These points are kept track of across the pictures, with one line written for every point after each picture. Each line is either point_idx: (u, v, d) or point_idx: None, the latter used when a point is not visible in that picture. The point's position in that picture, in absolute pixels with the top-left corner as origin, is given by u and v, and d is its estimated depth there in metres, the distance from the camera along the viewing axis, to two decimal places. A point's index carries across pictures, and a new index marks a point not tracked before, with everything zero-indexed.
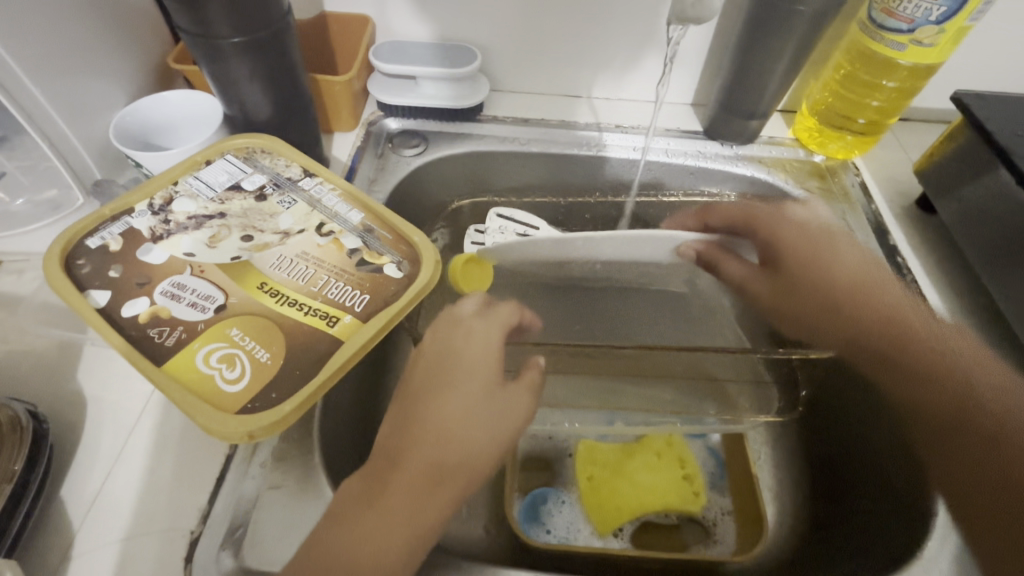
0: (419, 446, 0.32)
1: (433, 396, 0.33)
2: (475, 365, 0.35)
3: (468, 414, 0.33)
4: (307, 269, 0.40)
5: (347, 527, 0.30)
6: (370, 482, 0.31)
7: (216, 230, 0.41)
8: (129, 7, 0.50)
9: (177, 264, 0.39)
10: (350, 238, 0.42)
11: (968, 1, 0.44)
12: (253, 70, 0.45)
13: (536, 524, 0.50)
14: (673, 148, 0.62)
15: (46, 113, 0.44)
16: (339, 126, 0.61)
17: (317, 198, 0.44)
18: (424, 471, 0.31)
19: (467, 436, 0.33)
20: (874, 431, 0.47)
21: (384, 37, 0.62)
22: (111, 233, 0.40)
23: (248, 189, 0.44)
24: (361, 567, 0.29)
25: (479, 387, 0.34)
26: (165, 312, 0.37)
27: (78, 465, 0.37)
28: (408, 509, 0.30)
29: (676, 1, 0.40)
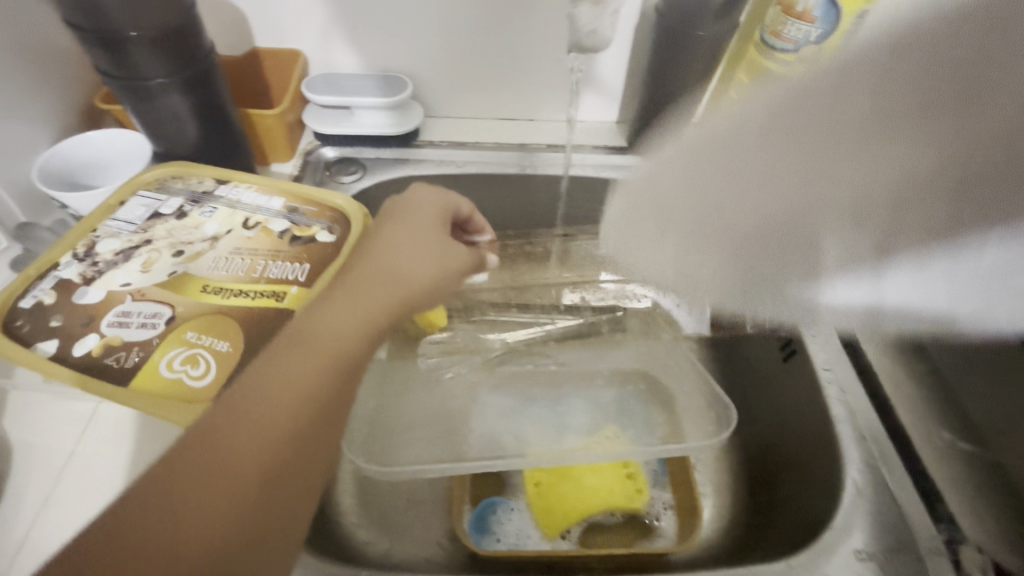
0: (372, 260, 0.35)
1: (384, 229, 0.37)
2: (427, 216, 0.39)
3: (422, 250, 0.37)
4: (244, 261, 0.42)
5: (303, 324, 0.32)
6: (317, 298, 0.33)
7: (147, 256, 0.42)
8: (50, 52, 0.51)
9: (116, 296, 0.39)
10: (277, 223, 0.45)
11: (839, 25, 0.50)
12: (183, 109, 0.46)
13: (486, 534, 0.51)
14: (602, 164, 0.65)
15: None
16: (276, 157, 0.62)
17: (236, 200, 0.47)
18: (378, 287, 0.34)
19: (420, 267, 0.36)
20: (794, 416, 0.51)
21: (318, 69, 0.64)
22: (42, 289, 0.40)
23: (167, 213, 0.45)
24: (317, 342, 0.31)
25: (429, 232, 0.38)
26: (116, 340, 0.37)
27: (4, 512, 0.36)
28: (358, 301, 0.33)
29: (572, 34, 0.41)
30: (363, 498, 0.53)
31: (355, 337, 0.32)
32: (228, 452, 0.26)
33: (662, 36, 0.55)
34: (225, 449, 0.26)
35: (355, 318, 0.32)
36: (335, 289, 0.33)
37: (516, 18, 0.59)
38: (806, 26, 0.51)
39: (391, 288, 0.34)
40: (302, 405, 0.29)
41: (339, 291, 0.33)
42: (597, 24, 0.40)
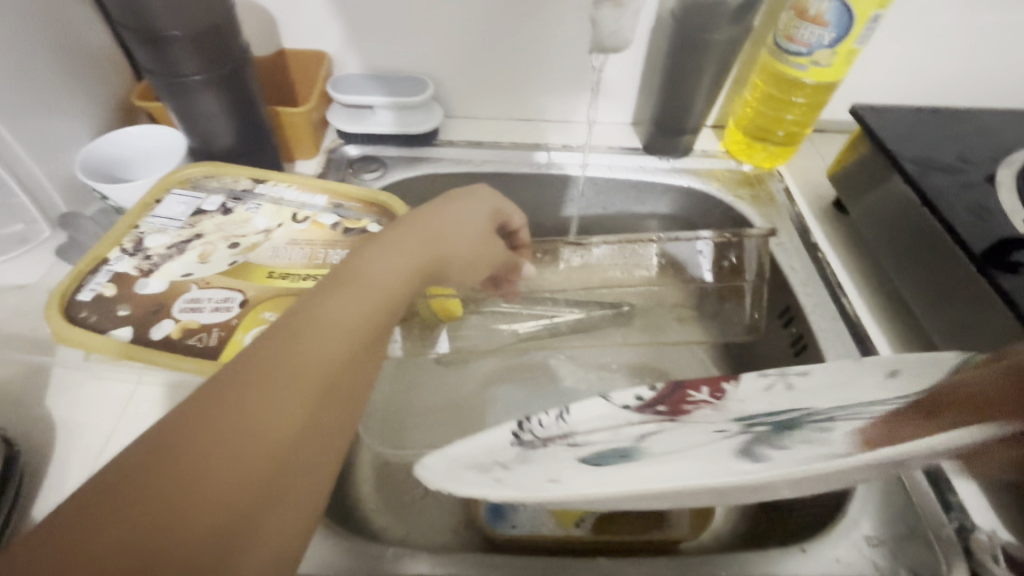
0: (424, 224, 0.37)
1: (437, 203, 0.40)
2: (473, 196, 0.42)
3: (467, 224, 0.40)
4: (304, 250, 0.48)
5: (357, 262, 0.33)
6: (371, 245, 0.35)
7: (203, 248, 0.46)
8: (91, 51, 0.53)
9: (180, 286, 0.44)
10: (326, 216, 0.50)
11: (852, 28, 0.52)
12: (217, 104, 0.48)
13: (502, 519, 0.51)
14: (616, 163, 0.67)
15: (13, 150, 0.46)
16: (301, 155, 0.64)
17: (279, 197, 0.51)
18: (426, 245, 0.36)
19: (464, 238, 0.39)
20: None
21: (342, 70, 0.66)
22: (99, 282, 0.43)
23: (210, 209, 0.49)
24: (372, 282, 0.32)
25: (472, 209, 0.41)
26: (193, 323, 0.42)
27: (48, 484, 0.38)
28: (409, 255, 0.35)
29: (594, 34, 0.43)
30: (379, 483, 0.53)
31: (405, 284, 0.34)
32: (287, 366, 0.27)
33: (677, 39, 0.57)
34: (287, 358, 0.27)
35: (408, 267, 0.35)
36: (388, 239, 0.36)
37: (535, 23, 0.61)
38: (818, 29, 0.52)
39: (437, 249, 0.37)
40: (358, 332, 0.30)
41: (392, 240, 0.36)
42: (619, 26, 0.42)
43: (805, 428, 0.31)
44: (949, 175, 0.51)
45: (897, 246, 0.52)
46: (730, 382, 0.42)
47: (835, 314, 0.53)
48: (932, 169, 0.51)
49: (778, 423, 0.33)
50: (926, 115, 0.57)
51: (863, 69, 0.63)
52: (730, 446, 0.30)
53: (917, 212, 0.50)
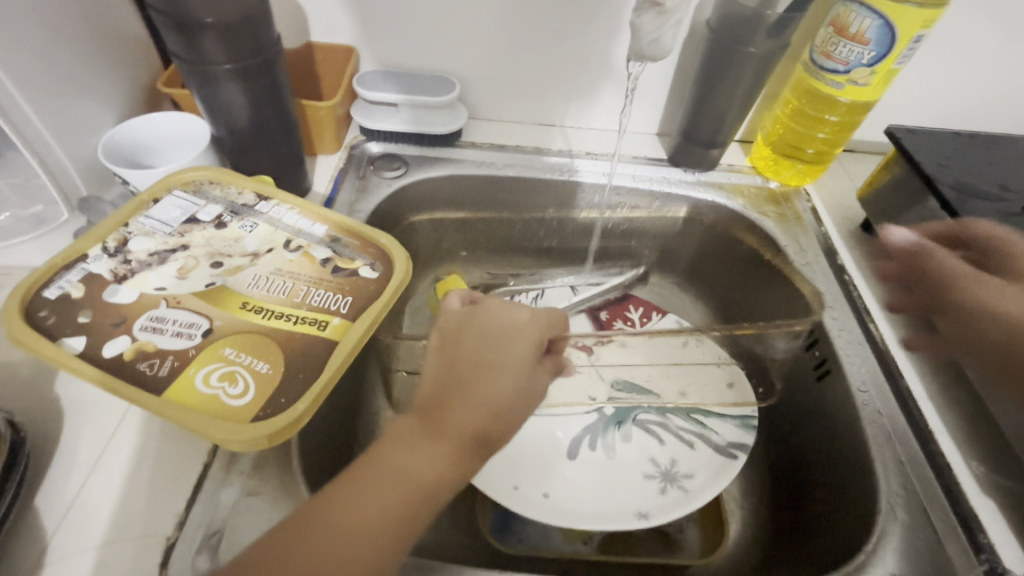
0: (463, 407, 0.35)
1: (481, 370, 0.36)
2: (520, 351, 0.37)
3: (504, 403, 0.36)
4: (284, 284, 0.44)
5: (382, 464, 0.33)
6: (408, 436, 0.34)
7: (183, 262, 0.44)
8: (120, 35, 0.53)
9: (149, 299, 0.41)
10: (319, 250, 0.47)
11: (893, 47, 0.50)
12: (242, 93, 0.48)
13: (508, 533, 0.52)
14: (640, 174, 0.66)
15: (38, 132, 0.46)
16: (322, 149, 0.63)
17: (278, 218, 0.49)
18: (451, 441, 0.34)
19: (499, 421, 0.35)
20: (826, 453, 0.51)
21: (368, 65, 0.66)
22: (69, 281, 0.41)
23: (204, 220, 0.47)
24: (401, 492, 0.32)
25: (514, 380, 0.36)
26: (150, 346, 0.39)
27: (53, 474, 0.38)
28: (443, 456, 0.34)
29: (635, 43, 0.42)
30: None
31: (423, 493, 0.33)
32: None
33: (712, 50, 0.56)
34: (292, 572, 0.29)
35: (427, 475, 0.33)
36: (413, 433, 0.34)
37: (565, 27, 0.60)
38: (858, 47, 0.51)
39: (462, 442, 0.34)
40: (371, 551, 0.31)
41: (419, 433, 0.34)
42: (660, 34, 0.41)
43: (627, 429, 0.55)
44: (988, 203, 0.49)
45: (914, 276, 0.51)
46: (657, 314, 0.66)
47: (861, 340, 0.52)
48: (971, 196, 0.50)
49: (621, 410, 0.57)
50: (965, 140, 0.56)
51: (900, 90, 0.62)
52: (580, 427, 0.55)
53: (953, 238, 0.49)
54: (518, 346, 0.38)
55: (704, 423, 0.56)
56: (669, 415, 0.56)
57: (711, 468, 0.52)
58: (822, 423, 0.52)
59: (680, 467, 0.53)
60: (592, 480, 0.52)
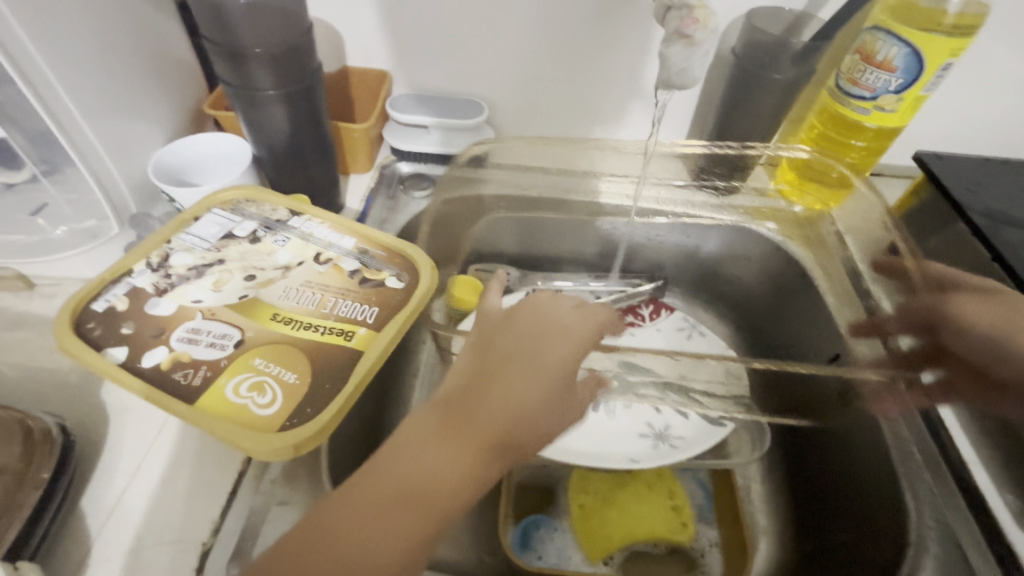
0: (493, 407, 0.35)
1: (513, 371, 0.36)
2: (553, 354, 0.37)
3: (531, 403, 0.36)
4: (314, 296, 0.46)
5: (408, 453, 0.34)
6: (432, 428, 0.35)
7: (219, 275, 0.46)
8: (172, 61, 0.57)
9: (186, 311, 0.43)
10: (348, 262, 0.48)
11: (921, 75, 0.51)
12: (284, 117, 0.50)
13: (528, 549, 0.52)
14: (663, 197, 0.66)
15: (95, 151, 0.48)
16: (355, 168, 0.66)
17: (309, 233, 0.50)
18: (475, 438, 0.34)
19: (524, 426, 0.35)
20: (856, 486, 0.50)
21: (400, 89, 0.68)
22: (115, 294, 0.44)
23: (240, 235, 0.49)
24: (424, 485, 0.33)
25: (545, 383, 0.36)
26: (185, 356, 0.41)
27: (98, 478, 0.39)
28: (468, 453, 0.34)
29: (662, 72, 0.43)
30: None
31: (441, 488, 0.33)
32: None
33: (737, 76, 0.57)
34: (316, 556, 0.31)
35: (446, 470, 0.33)
36: (439, 425, 0.35)
37: (592, 54, 0.62)
38: (885, 74, 0.52)
39: (485, 441, 0.34)
40: (393, 545, 0.32)
41: (444, 427, 0.35)
42: (688, 64, 0.42)
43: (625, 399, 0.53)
44: (1021, 230, 0.49)
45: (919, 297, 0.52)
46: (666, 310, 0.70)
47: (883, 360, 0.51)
48: (1003, 224, 0.50)
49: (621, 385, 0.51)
50: (994, 165, 0.55)
51: (928, 115, 0.61)
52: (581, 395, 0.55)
53: (988, 267, 0.49)
54: (551, 350, 0.37)
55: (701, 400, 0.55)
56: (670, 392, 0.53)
57: (703, 432, 0.54)
58: (848, 453, 0.52)
59: (674, 431, 0.54)
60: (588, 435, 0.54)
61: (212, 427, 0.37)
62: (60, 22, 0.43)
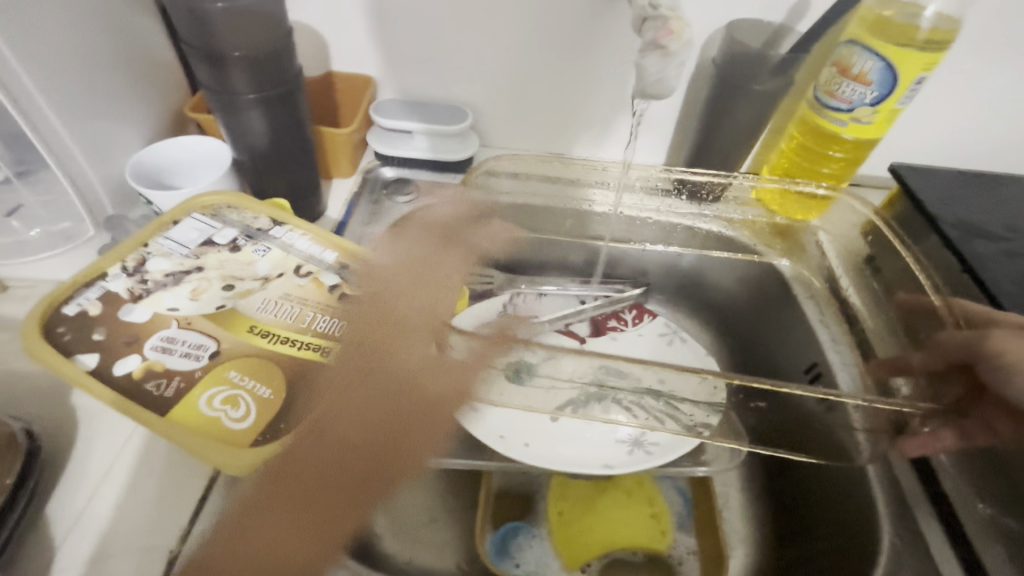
0: (328, 438, 0.39)
1: (353, 386, 0.41)
2: (392, 361, 0.43)
3: (371, 422, 0.40)
4: (292, 309, 0.46)
5: (244, 538, 0.35)
6: (264, 493, 0.37)
7: (196, 284, 0.46)
8: (153, 64, 0.57)
9: (162, 319, 0.43)
10: (328, 276, 0.49)
11: (895, 88, 0.51)
12: (263, 120, 0.50)
13: (505, 557, 0.51)
14: (646, 204, 0.66)
15: (71, 152, 0.48)
16: (338, 173, 0.66)
17: (290, 244, 0.50)
18: (335, 480, 0.38)
19: (388, 450, 0.41)
20: (835, 497, 0.51)
21: (385, 94, 0.68)
22: (88, 298, 0.43)
23: (220, 243, 0.49)
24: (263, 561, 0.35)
25: (380, 396, 0.41)
26: (159, 365, 0.41)
27: (64, 484, 0.39)
28: (319, 490, 0.37)
29: (639, 80, 0.43)
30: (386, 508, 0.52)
31: (325, 530, 0.37)
32: None
33: (717, 86, 0.57)
34: None
35: (327, 510, 0.37)
36: (287, 487, 0.37)
37: (575, 62, 0.62)
38: (861, 87, 0.52)
39: (350, 478, 0.39)
40: None
41: (293, 482, 0.37)
42: (664, 73, 0.42)
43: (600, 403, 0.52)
44: (992, 242, 0.50)
45: (915, 335, 0.52)
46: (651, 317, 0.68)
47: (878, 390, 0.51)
48: (975, 235, 0.51)
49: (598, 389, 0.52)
50: (968, 178, 0.56)
51: (904, 128, 0.62)
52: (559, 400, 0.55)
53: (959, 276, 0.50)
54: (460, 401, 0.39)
55: (677, 405, 0.53)
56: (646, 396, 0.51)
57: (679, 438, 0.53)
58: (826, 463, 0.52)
59: (650, 436, 0.54)
60: (566, 440, 0.55)
61: (183, 440, 0.38)
62: (37, 22, 0.43)
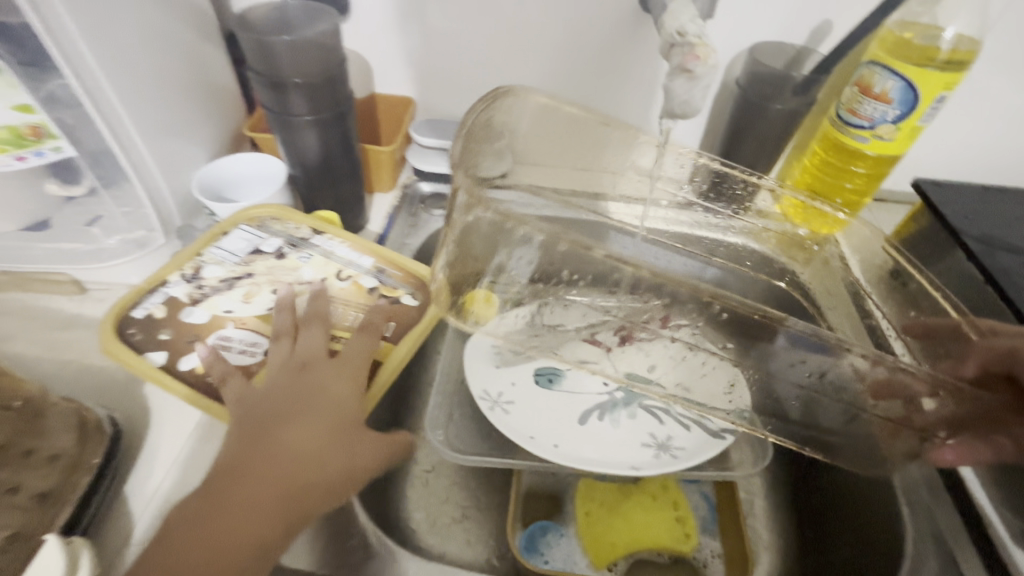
0: (256, 465, 0.39)
1: (289, 419, 0.41)
2: (330, 396, 0.43)
3: (304, 453, 0.40)
4: (338, 310, 0.50)
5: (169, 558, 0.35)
6: (192, 516, 0.37)
7: (248, 289, 0.50)
8: (216, 89, 0.62)
9: (219, 320, 0.48)
10: (367, 279, 0.53)
11: (916, 106, 0.53)
12: (315, 139, 0.55)
13: (535, 553, 0.54)
14: (672, 217, 0.69)
15: (147, 167, 0.53)
16: (379, 187, 0.70)
17: (331, 251, 0.54)
18: (261, 490, 0.38)
19: (309, 467, 0.40)
20: (863, 505, 0.52)
21: (423, 114, 0.73)
22: (153, 303, 0.48)
23: (267, 251, 0.53)
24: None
25: (317, 430, 0.41)
26: (218, 362, 0.45)
27: (142, 467, 0.43)
28: (245, 519, 0.37)
29: (666, 103, 0.46)
30: (423, 502, 0.56)
31: (252, 540, 0.36)
32: None
33: (740, 105, 0.60)
34: None
35: (257, 521, 0.37)
36: (208, 513, 0.37)
37: (603, 82, 0.65)
38: (883, 105, 0.54)
39: (274, 488, 0.38)
40: None
41: (219, 501, 0.38)
42: (690, 95, 0.45)
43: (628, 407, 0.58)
44: (1016, 255, 0.51)
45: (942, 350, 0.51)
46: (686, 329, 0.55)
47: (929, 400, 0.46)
48: (999, 249, 0.52)
49: (628, 393, 0.59)
50: (991, 193, 0.58)
51: (927, 145, 0.64)
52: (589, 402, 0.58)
53: (982, 288, 0.51)
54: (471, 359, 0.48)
55: (700, 410, 0.57)
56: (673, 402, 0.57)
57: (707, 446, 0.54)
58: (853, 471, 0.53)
59: (677, 441, 0.55)
60: (595, 440, 0.55)
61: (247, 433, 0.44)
62: (125, 55, 0.49)
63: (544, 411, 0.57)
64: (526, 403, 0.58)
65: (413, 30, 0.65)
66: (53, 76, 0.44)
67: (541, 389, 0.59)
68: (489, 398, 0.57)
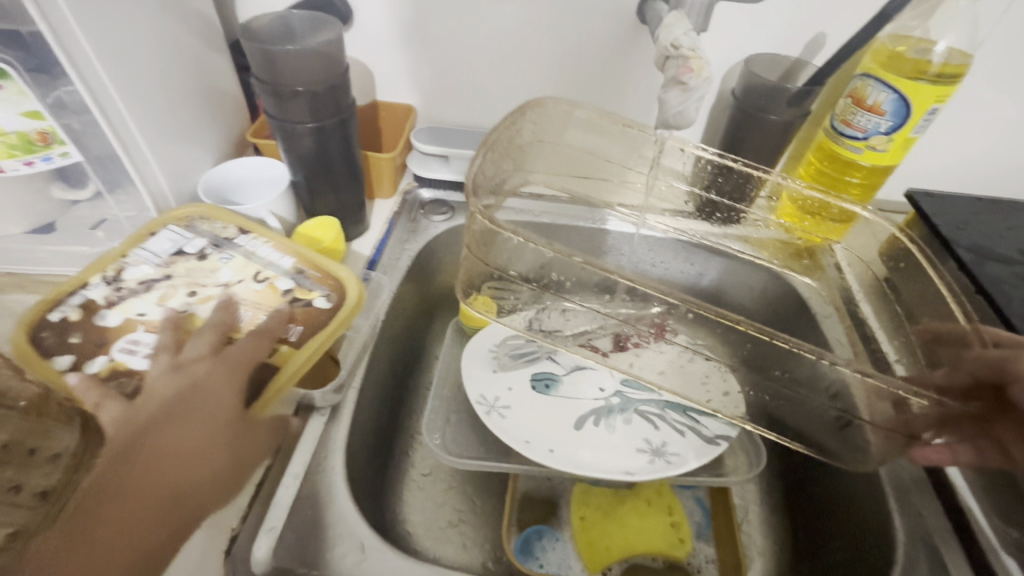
0: (137, 471, 0.38)
1: (168, 425, 0.41)
2: (213, 402, 0.43)
3: (186, 458, 0.40)
4: (246, 313, 0.49)
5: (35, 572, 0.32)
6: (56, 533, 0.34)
7: (164, 291, 0.49)
8: (221, 95, 0.63)
9: (131, 323, 0.47)
10: (283, 280, 0.51)
11: (909, 118, 0.54)
12: (318, 146, 0.56)
13: (530, 557, 0.54)
14: (670, 225, 0.69)
15: (153, 172, 0.54)
16: (380, 193, 0.71)
17: (252, 251, 0.53)
18: (147, 493, 0.38)
19: (191, 469, 0.40)
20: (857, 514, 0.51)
21: (424, 121, 0.74)
22: (70, 305, 0.47)
23: (189, 252, 0.52)
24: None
25: (199, 435, 0.42)
26: (122, 365, 0.44)
27: None
28: (130, 524, 0.36)
29: (661, 114, 0.47)
30: (418, 506, 0.56)
31: (142, 542, 0.36)
32: None
33: (736, 116, 0.61)
34: None
35: (144, 526, 0.37)
36: (84, 510, 0.35)
37: (601, 91, 0.66)
38: (876, 117, 0.55)
39: (159, 492, 0.38)
40: None
41: (99, 506, 0.36)
42: (685, 107, 0.46)
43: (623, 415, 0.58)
44: (1005, 265, 0.52)
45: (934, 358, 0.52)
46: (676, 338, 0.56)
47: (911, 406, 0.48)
48: (988, 259, 0.53)
49: (626, 399, 0.60)
50: (984, 204, 0.58)
51: (921, 155, 0.65)
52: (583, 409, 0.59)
53: (972, 297, 0.52)
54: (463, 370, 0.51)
55: (697, 418, 0.57)
56: (669, 408, 0.58)
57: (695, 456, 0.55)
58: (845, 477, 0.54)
59: (670, 447, 0.56)
60: (584, 449, 0.55)
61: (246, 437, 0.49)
62: (134, 62, 0.50)
63: (542, 414, 0.58)
64: (522, 405, 0.58)
65: (415, 39, 0.66)
66: (63, 83, 0.46)
67: (538, 393, 0.59)
68: (488, 404, 0.57)
